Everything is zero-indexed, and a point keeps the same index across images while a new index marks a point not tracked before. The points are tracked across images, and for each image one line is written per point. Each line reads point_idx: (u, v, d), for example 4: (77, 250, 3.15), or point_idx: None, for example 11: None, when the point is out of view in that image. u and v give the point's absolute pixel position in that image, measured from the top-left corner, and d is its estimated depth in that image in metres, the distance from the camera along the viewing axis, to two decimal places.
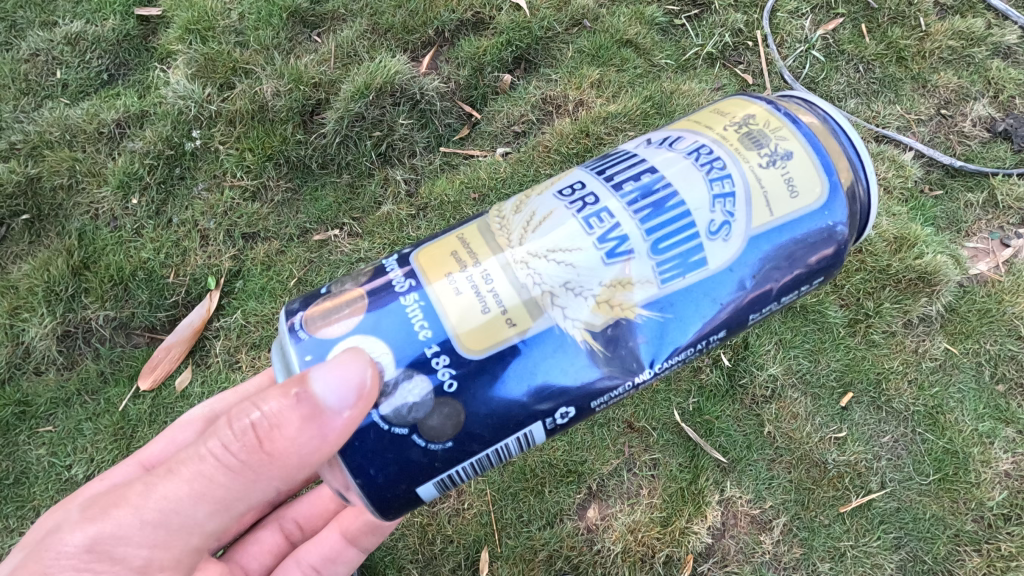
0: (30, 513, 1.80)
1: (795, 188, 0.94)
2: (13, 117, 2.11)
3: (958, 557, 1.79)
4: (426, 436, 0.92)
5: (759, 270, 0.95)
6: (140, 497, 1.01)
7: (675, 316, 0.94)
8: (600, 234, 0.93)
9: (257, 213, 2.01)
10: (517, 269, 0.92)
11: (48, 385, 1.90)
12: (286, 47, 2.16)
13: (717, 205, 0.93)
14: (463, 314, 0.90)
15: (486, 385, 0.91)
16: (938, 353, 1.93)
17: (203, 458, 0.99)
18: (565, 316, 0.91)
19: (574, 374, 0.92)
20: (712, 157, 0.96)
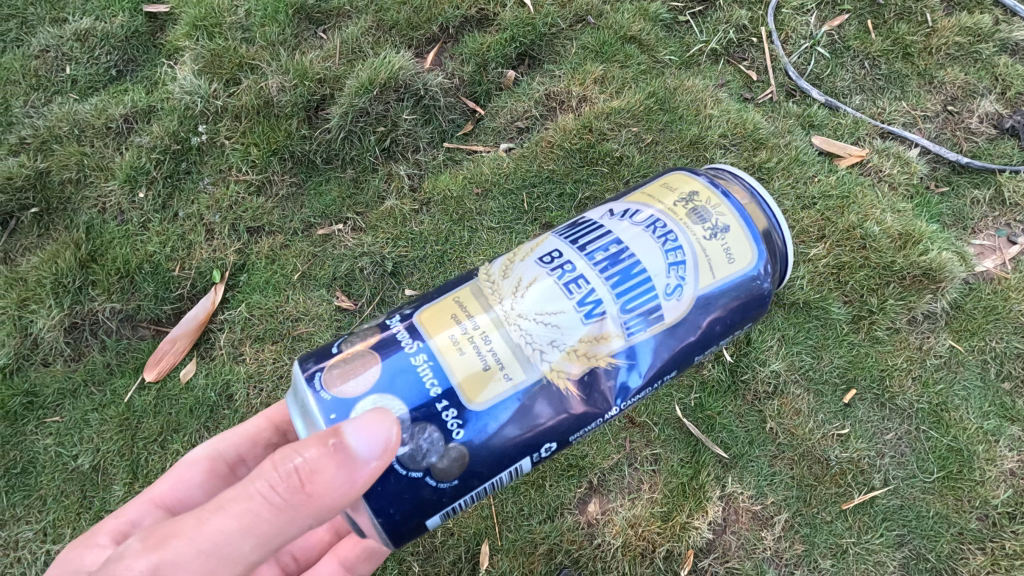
0: (37, 501, 1.82)
1: (732, 255, 1.07)
2: (23, 112, 2.14)
3: (962, 556, 1.77)
4: (437, 477, 0.97)
5: (705, 324, 1.08)
6: (169, 541, 0.93)
7: (639, 366, 1.05)
8: (577, 297, 1.02)
9: (262, 207, 2.03)
10: (509, 329, 1.00)
11: (55, 376, 1.92)
12: (292, 44, 2.18)
13: (671, 271, 1.05)
14: (466, 371, 0.97)
15: (489, 431, 0.98)
16: (943, 350, 1.91)
17: (241, 498, 0.92)
18: (551, 371, 1.00)
19: (555, 418, 1.02)
20: (665, 230, 1.08)
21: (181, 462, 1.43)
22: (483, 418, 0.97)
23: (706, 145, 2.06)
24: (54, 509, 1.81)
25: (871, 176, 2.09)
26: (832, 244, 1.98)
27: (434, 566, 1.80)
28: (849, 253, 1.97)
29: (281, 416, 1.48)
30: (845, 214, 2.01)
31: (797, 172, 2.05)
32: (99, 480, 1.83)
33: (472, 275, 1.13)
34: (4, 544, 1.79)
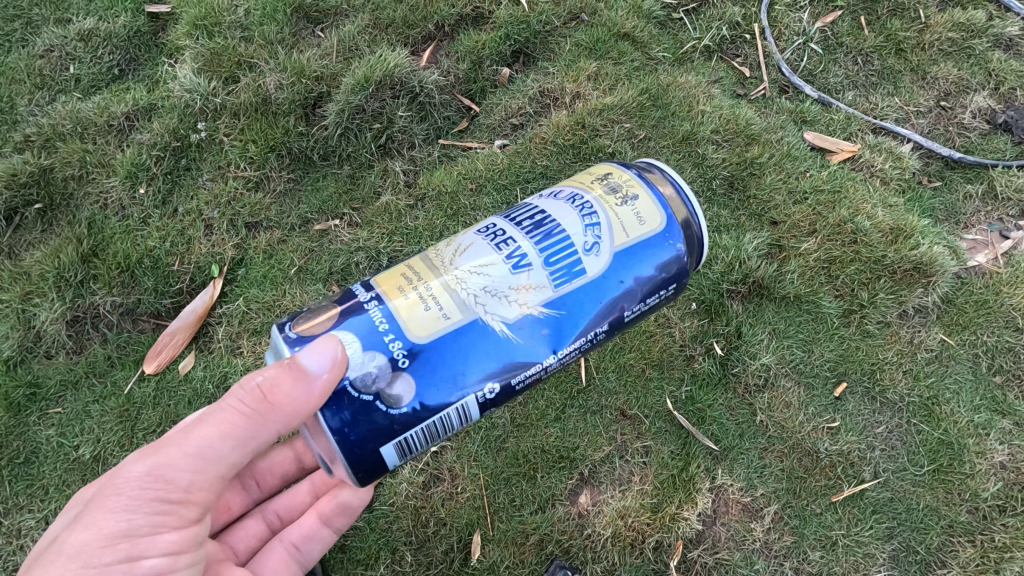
0: (39, 491, 1.86)
1: (642, 217, 1.13)
2: (28, 110, 2.19)
3: (951, 548, 1.78)
4: (387, 402, 1.01)
5: (625, 279, 1.12)
6: (161, 450, 1.09)
7: (568, 314, 1.09)
8: (507, 253, 1.10)
9: (260, 203, 2.07)
10: (448, 281, 1.07)
11: (58, 368, 1.96)
12: (290, 43, 2.22)
13: (587, 231, 1.12)
14: (409, 311, 1.04)
15: (431, 368, 1.02)
16: (934, 344, 1.92)
17: (219, 414, 1.10)
18: (485, 314, 1.05)
19: (489, 360, 1.05)
20: (582, 202, 1.16)
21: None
22: (428, 355, 1.02)
23: (699, 140, 2.08)
24: (55, 498, 1.85)
25: (863, 171, 2.10)
26: (823, 238, 1.99)
27: (428, 555, 1.83)
28: (840, 247, 1.98)
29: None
30: (835, 209, 2.02)
31: (789, 167, 2.07)
32: (100, 470, 1.87)
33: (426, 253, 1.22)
34: (6, 532, 1.83)
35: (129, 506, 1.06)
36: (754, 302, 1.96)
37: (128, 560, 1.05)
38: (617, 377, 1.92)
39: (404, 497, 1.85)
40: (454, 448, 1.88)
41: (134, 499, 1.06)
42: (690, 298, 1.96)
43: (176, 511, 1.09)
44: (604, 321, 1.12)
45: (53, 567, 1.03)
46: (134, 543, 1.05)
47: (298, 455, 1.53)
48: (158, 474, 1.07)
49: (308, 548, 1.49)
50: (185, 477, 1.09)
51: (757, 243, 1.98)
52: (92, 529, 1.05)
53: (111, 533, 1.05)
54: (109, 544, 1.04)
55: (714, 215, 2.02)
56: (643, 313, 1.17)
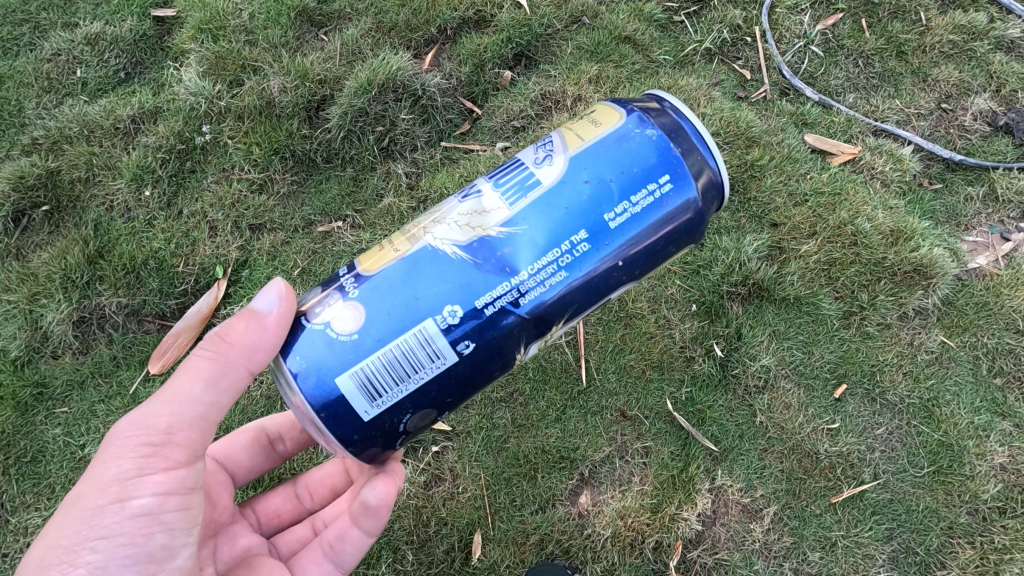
0: (46, 489, 1.88)
1: (597, 124, 1.15)
2: (36, 113, 2.21)
3: (951, 550, 1.78)
4: (336, 328, 1.04)
5: (588, 179, 1.09)
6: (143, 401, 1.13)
7: (530, 225, 1.07)
8: (464, 193, 1.17)
9: (264, 205, 2.09)
10: (409, 228, 1.15)
11: (64, 368, 1.98)
12: (293, 46, 2.24)
13: (539, 150, 1.15)
14: (367, 254, 1.13)
15: (380, 290, 1.06)
16: (934, 345, 1.92)
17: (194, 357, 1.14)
18: (434, 240, 1.09)
19: (444, 277, 1.05)
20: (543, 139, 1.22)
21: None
22: (376, 281, 1.07)
23: None
24: (62, 496, 1.87)
25: (864, 173, 2.10)
26: (823, 240, 2.00)
27: (429, 554, 1.84)
28: (840, 250, 1.98)
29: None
30: (836, 211, 2.03)
31: (789, 169, 2.07)
32: None
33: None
34: (13, 530, 1.85)
35: (114, 453, 1.09)
36: (754, 303, 1.97)
37: (117, 502, 1.07)
38: (617, 378, 1.93)
39: (405, 497, 1.87)
40: (455, 448, 1.90)
41: (119, 446, 1.10)
42: (690, 300, 1.97)
43: (159, 452, 1.10)
44: (579, 229, 1.07)
45: (56, 520, 1.09)
46: (122, 487, 1.08)
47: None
48: (140, 420, 1.10)
49: (342, 548, 1.42)
50: (163, 419, 1.10)
51: (757, 245, 1.98)
52: (86, 478, 1.10)
53: (100, 480, 1.08)
54: (99, 490, 1.08)
55: (714, 217, 2.03)
56: (635, 214, 1.09)
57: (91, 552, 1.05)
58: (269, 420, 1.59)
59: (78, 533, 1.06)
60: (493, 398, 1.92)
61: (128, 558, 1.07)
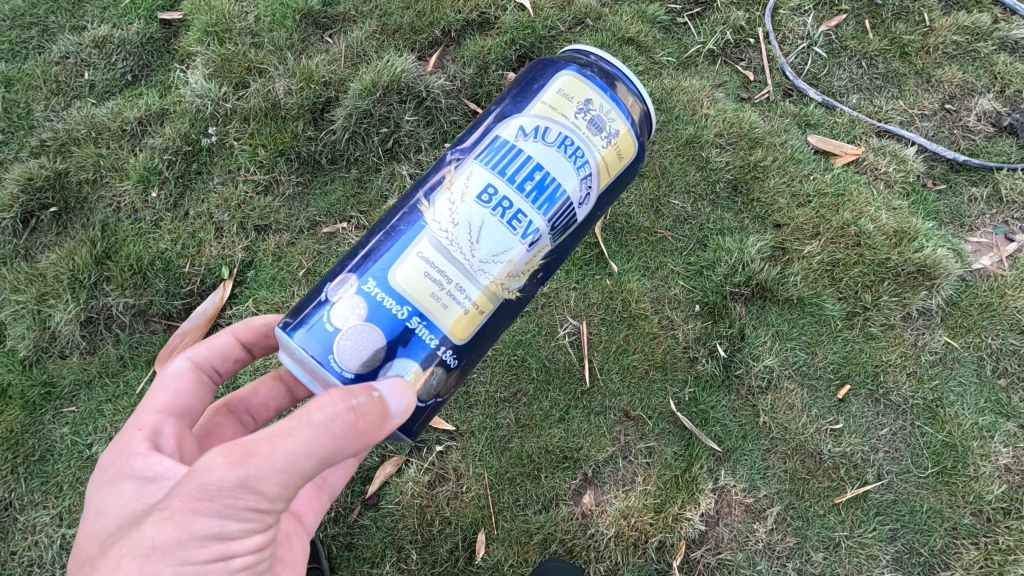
0: (54, 488, 1.90)
1: (621, 153, 1.24)
2: (45, 116, 2.23)
3: (955, 550, 1.78)
4: (442, 394, 1.16)
5: (600, 213, 1.30)
6: (250, 458, 1.01)
7: (561, 256, 1.27)
8: (523, 231, 1.15)
9: (269, 206, 2.11)
10: (475, 276, 1.12)
11: (72, 368, 2.00)
12: (299, 48, 2.25)
13: (583, 183, 1.20)
14: (449, 315, 1.10)
15: (471, 350, 1.16)
16: (938, 346, 1.92)
17: (302, 426, 1.02)
18: (510, 293, 1.17)
19: (507, 319, 1.22)
20: (575, 149, 1.19)
21: (160, 377, 1.38)
22: (470, 344, 1.15)
23: (702, 144, 2.09)
24: (70, 495, 1.89)
25: (867, 174, 2.10)
26: (827, 241, 2.00)
27: (433, 553, 1.85)
28: (844, 250, 1.99)
29: (248, 333, 1.49)
30: (839, 212, 2.03)
31: (792, 170, 2.08)
32: None
33: (414, 210, 1.18)
34: (22, 528, 1.87)
35: (222, 513, 1.02)
36: (757, 304, 1.97)
37: (220, 560, 1.05)
38: (620, 378, 1.93)
39: (410, 496, 1.88)
40: (459, 448, 1.91)
41: (226, 507, 1.01)
42: (693, 300, 1.98)
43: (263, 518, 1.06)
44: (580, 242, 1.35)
45: (146, 563, 1.02)
46: (226, 545, 1.04)
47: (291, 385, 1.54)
48: (250, 485, 1.01)
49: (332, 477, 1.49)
50: (274, 488, 1.03)
51: (760, 246, 1.99)
52: (183, 530, 1.02)
53: (201, 535, 1.03)
54: (202, 546, 1.03)
55: (717, 218, 2.04)
56: None
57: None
58: (196, 353, 1.43)
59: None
60: (497, 398, 1.93)
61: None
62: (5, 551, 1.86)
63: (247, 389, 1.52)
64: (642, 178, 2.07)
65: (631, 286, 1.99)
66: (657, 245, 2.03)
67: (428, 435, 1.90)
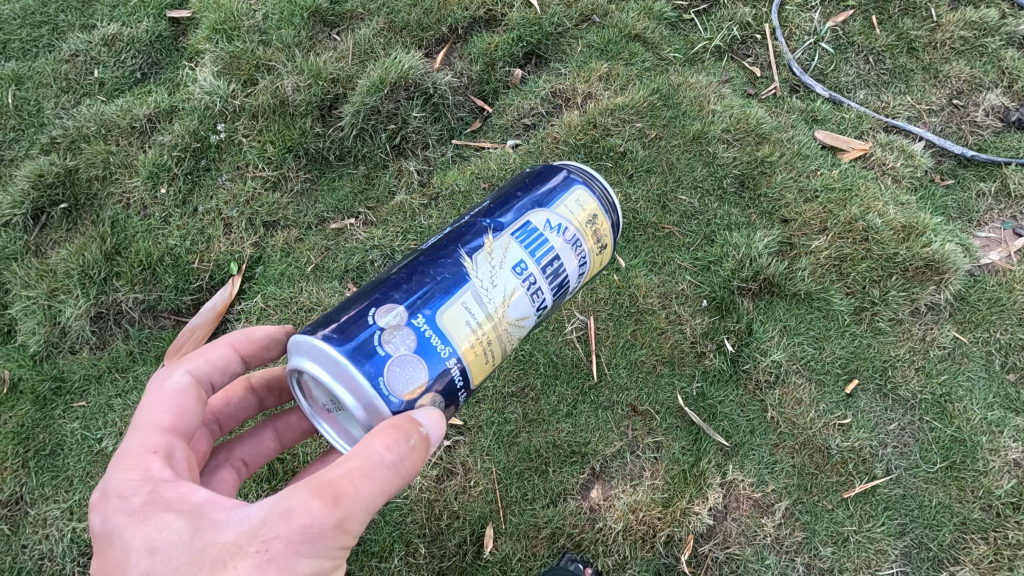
0: (64, 482, 1.91)
1: (603, 260, 1.37)
2: (54, 113, 2.25)
3: (964, 545, 1.77)
4: None
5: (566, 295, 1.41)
6: (341, 499, 0.96)
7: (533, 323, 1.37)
8: (535, 301, 1.21)
9: (278, 202, 2.12)
10: (500, 333, 1.16)
11: (82, 363, 2.01)
12: (306, 46, 2.27)
13: (577, 276, 1.30)
14: (478, 367, 1.12)
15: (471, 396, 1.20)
16: (947, 341, 1.91)
17: (377, 467, 0.98)
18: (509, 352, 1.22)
19: None
20: (584, 249, 1.28)
21: (157, 390, 1.20)
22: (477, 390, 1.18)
23: (709, 139, 2.10)
24: (79, 489, 1.90)
25: (875, 169, 2.10)
26: (834, 236, 2.00)
27: (441, 548, 1.85)
28: (851, 245, 1.98)
29: (248, 346, 1.36)
30: (847, 207, 2.03)
31: (799, 166, 2.08)
32: None
33: (454, 259, 1.16)
34: (32, 522, 1.88)
35: (323, 554, 0.96)
36: (764, 299, 1.97)
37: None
38: (628, 373, 1.93)
39: (418, 490, 1.88)
40: (467, 443, 1.91)
41: (325, 547, 0.96)
42: (701, 295, 1.98)
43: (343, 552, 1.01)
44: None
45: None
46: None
47: (262, 396, 1.51)
48: (343, 525, 0.96)
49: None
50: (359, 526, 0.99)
51: (767, 241, 1.99)
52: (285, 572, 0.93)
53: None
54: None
55: (725, 214, 2.04)
56: None
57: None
58: (196, 366, 1.26)
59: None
60: (504, 393, 1.93)
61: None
62: (15, 545, 1.87)
63: (218, 399, 1.46)
64: (649, 174, 2.08)
65: (638, 281, 2.00)
66: (664, 240, 2.03)
67: None
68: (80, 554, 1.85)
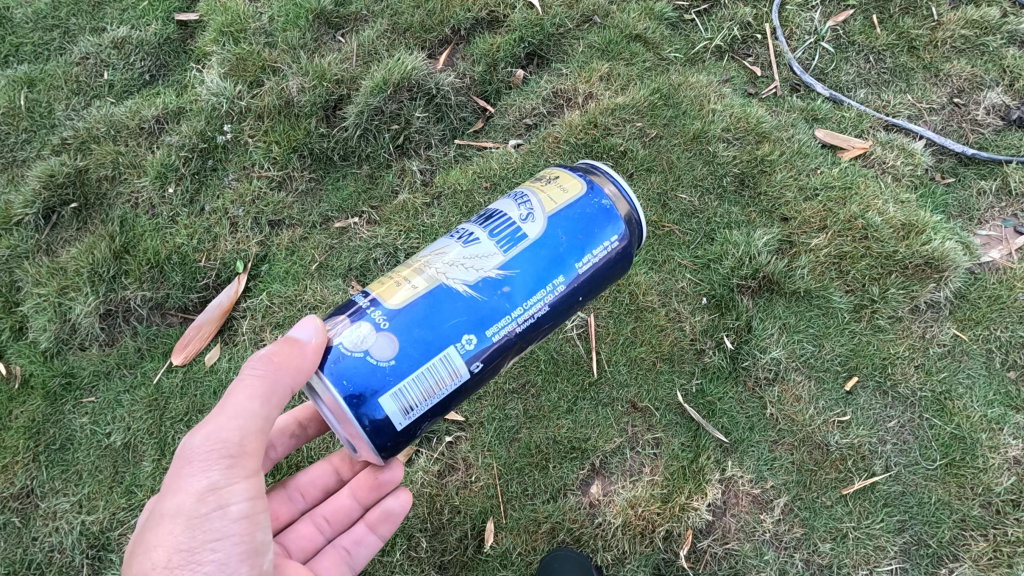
0: (74, 476, 1.95)
1: (563, 189, 1.35)
2: (65, 115, 2.29)
3: (964, 542, 1.77)
4: (376, 355, 1.15)
5: (562, 237, 1.29)
6: (210, 418, 1.22)
7: (522, 270, 1.25)
8: (463, 239, 1.31)
9: (283, 202, 2.15)
10: (416, 264, 1.28)
11: (91, 359, 2.05)
12: (311, 47, 2.30)
13: (522, 208, 1.33)
14: (387, 289, 1.23)
15: (410, 323, 1.18)
16: (947, 339, 1.92)
17: (237, 386, 1.23)
18: (448, 279, 1.23)
19: (460, 311, 1.20)
20: (519, 194, 1.38)
21: None
22: (405, 312, 1.19)
23: (709, 138, 2.11)
24: (89, 483, 1.94)
25: (875, 168, 2.11)
26: (834, 234, 2.01)
27: (442, 542, 1.88)
28: (851, 243, 1.99)
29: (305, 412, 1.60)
30: (846, 205, 2.04)
31: (799, 164, 2.09)
32: (130, 457, 1.95)
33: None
34: (43, 514, 1.92)
35: (203, 468, 1.18)
36: (764, 296, 1.98)
37: (218, 509, 1.18)
38: (628, 370, 1.95)
39: (419, 485, 1.91)
40: (468, 439, 1.94)
41: (204, 460, 1.19)
42: (700, 293, 1.99)
43: (239, 463, 1.21)
44: (558, 273, 1.28)
45: (162, 530, 1.17)
46: (217, 493, 1.18)
47: (338, 464, 1.62)
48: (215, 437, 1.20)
49: (358, 551, 1.55)
50: (236, 433, 1.21)
51: (767, 239, 2.00)
52: (180, 492, 1.18)
53: (195, 491, 1.17)
54: (197, 501, 1.17)
55: (724, 212, 2.06)
56: (596, 265, 1.32)
57: (213, 552, 1.16)
58: None
59: (194, 538, 1.16)
60: (506, 389, 1.95)
61: (241, 554, 1.19)
62: (26, 537, 1.91)
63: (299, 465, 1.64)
64: (649, 173, 2.10)
65: (638, 279, 2.01)
66: (665, 238, 2.05)
67: (438, 426, 1.93)
68: (89, 546, 1.89)
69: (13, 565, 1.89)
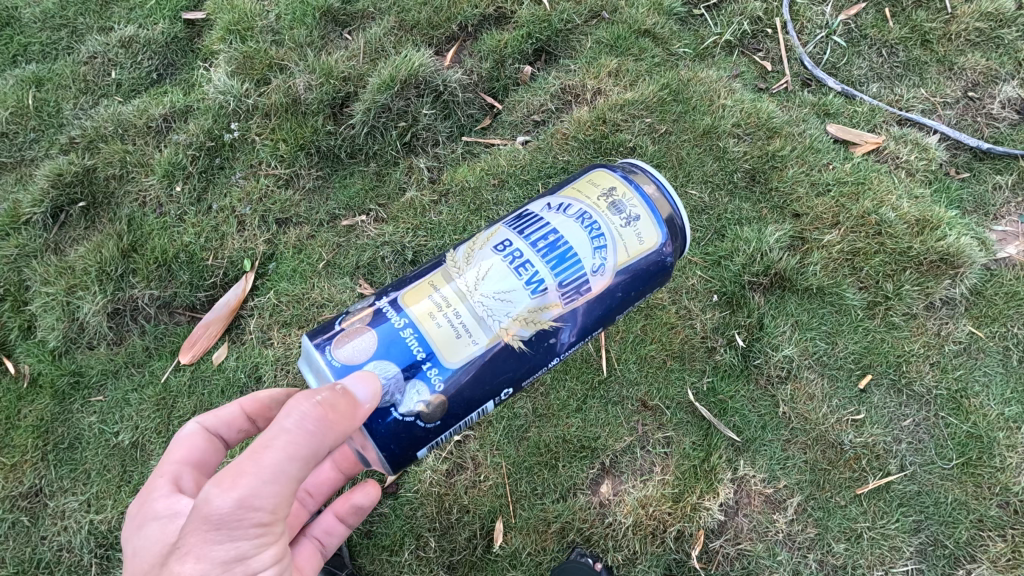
0: (82, 475, 1.95)
1: (641, 239, 1.28)
2: (73, 114, 2.29)
3: (982, 542, 1.74)
4: (425, 418, 1.18)
5: (619, 294, 1.30)
6: (239, 480, 1.06)
7: (572, 325, 1.27)
8: (525, 277, 1.23)
9: (290, 200, 2.14)
10: (471, 303, 1.21)
11: (100, 358, 2.05)
12: (318, 45, 2.30)
13: (595, 253, 1.26)
14: (441, 337, 1.18)
15: (464, 383, 1.20)
16: (963, 336, 1.88)
17: (276, 435, 1.08)
18: (506, 335, 1.21)
19: (508, 369, 1.24)
20: (593, 223, 1.28)
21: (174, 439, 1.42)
22: (457, 372, 1.19)
23: (720, 134, 2.09)
24: (97, 482, 1.94)
25: (888, 163, 2.08)
26: (846, 230, 1.98)
27: (451, 542, 1.87)
28: (864, 239, 1.96)
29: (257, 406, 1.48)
30: (859, 201, 2.01)
31: (811, 159, 2.06)
32: (138, 456, 1.95)
33: (445, 256, 1.34)
34: (51, 513, 1.92)
35: (232, 537, 1.09)
36: (776, 293, 1.96)
37: None
38: (638, 368, 1.93)
39: (428, 485, 1.90)
40: (477, 438, 1.92)
41: (233, 530, 1.08)
42: (711, 290, 1.97)
43: (270, 528, 1.12)
44: (601, 325, 1.33)
45: None
46: (244, 561, 1.12)
47: None
48: (246, 502, 1.07)
49: (330, 540, 1.57)
50: (270, 500, 1.09)
51: (779, 235, 1.97)
52: (203, 559, 1.08)
53: (222, 561, 1.09)
54: (224, 569, 1.10)
55: (735, 208, 2.03)
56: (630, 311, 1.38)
57: None
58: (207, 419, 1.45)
59: None
60: (514, 388, 1.93)
61: None
62: (35, 536, 1.91)
63: None
64: (658, 169, 2.08)
65: None
66: None
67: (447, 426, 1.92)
68: (98, 545, 1.89)
69: (22, 564, 1.90)
